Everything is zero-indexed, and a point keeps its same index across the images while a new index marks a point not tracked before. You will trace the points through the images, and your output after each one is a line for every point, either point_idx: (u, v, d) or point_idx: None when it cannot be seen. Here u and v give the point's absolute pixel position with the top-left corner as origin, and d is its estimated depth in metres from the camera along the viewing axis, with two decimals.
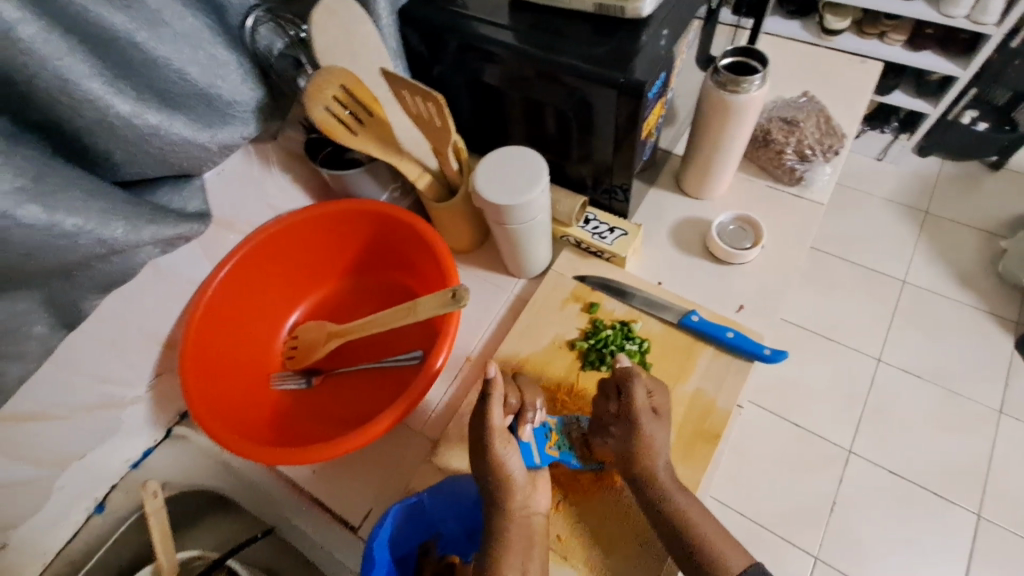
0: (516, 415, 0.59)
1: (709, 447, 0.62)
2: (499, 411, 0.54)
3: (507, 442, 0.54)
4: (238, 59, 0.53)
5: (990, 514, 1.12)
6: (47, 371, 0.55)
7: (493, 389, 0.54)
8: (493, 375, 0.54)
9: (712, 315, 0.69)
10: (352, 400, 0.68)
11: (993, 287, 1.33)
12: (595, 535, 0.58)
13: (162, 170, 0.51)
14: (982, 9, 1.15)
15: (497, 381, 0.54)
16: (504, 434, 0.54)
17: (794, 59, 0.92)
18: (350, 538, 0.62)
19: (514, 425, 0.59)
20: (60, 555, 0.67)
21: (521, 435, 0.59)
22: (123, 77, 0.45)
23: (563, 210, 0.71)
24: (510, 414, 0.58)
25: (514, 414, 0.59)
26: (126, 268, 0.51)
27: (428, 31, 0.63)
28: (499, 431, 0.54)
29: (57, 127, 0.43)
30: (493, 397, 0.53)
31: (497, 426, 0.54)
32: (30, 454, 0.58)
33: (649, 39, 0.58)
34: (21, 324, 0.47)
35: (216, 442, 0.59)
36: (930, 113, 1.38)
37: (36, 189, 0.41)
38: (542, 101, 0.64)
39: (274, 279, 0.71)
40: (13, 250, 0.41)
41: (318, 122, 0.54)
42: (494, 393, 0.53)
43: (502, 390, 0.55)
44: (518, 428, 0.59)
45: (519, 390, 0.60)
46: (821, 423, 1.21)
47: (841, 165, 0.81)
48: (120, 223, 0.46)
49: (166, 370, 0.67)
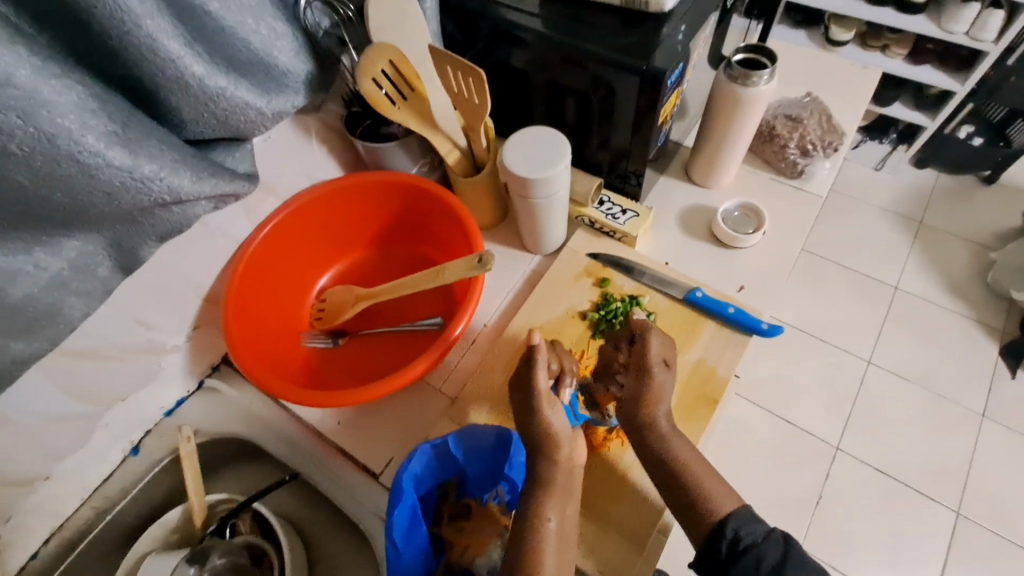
0: (556, 380, 0.62)
1: (709, 410, 0.67)
2: (542, 377, 0.58)
3: (553, 407, 0.56)
4: (293, 33, 0.58)
5: (967, 512, 1.17)
6: (104, 312, 0.60)
7: (537, 355, 0.59)
8: (538, 342, 0.59)
9: (715, 293, 0.74)
10: (375, 359, 0.73)
11: (981, 296, 1.39)
12: (601, 486, 0.64)
13: (222, 130, 0.55)
14: (981, 27, 1.21)
15: (541, 348, 0.59)
16: (549, 400, 0.56)
17: (801, 62, 0.97)
18: (373, 484, 0.66)
19: (555, 389, 0.62)
20: (97, 491, 0.72)
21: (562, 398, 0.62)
22: (199, 42, 0.49)
23: (580, 191, 0.77)
24: (552, 378, 0.62)
25: (555, 378, 0.62)
26: (183, 220, 0.56)
27: (464, 17, 0.68)
28: (545, 394, 0.57)
29: (139, 83, 0.48)
30: (538, 361, 0.58)
31: (541, 391, 0.57)
32: (81, 390, 0.62)
33: (669, 32, 0.63)
34: (88, 263, 0.51)
35: (256, 383, 0.64)
36: (925, 127, 1.44)
37: (124, 134, 0.46)
38: (566, 86, 0.69)
39: (307, 243, 0.76)
40: (98, 189, 0.46)
41: (365, 94, 0.60)
42: (539, 358, 0.58)
43: (546, 356, 0.60)
44: (558, 392, 0.62)
45: (560, 357, 0.63)
46: (811, 418, 1.26)
47: (840, 161, 0.87)
48: (188, 173, 0.51)
49: (205, 322, 0.72)
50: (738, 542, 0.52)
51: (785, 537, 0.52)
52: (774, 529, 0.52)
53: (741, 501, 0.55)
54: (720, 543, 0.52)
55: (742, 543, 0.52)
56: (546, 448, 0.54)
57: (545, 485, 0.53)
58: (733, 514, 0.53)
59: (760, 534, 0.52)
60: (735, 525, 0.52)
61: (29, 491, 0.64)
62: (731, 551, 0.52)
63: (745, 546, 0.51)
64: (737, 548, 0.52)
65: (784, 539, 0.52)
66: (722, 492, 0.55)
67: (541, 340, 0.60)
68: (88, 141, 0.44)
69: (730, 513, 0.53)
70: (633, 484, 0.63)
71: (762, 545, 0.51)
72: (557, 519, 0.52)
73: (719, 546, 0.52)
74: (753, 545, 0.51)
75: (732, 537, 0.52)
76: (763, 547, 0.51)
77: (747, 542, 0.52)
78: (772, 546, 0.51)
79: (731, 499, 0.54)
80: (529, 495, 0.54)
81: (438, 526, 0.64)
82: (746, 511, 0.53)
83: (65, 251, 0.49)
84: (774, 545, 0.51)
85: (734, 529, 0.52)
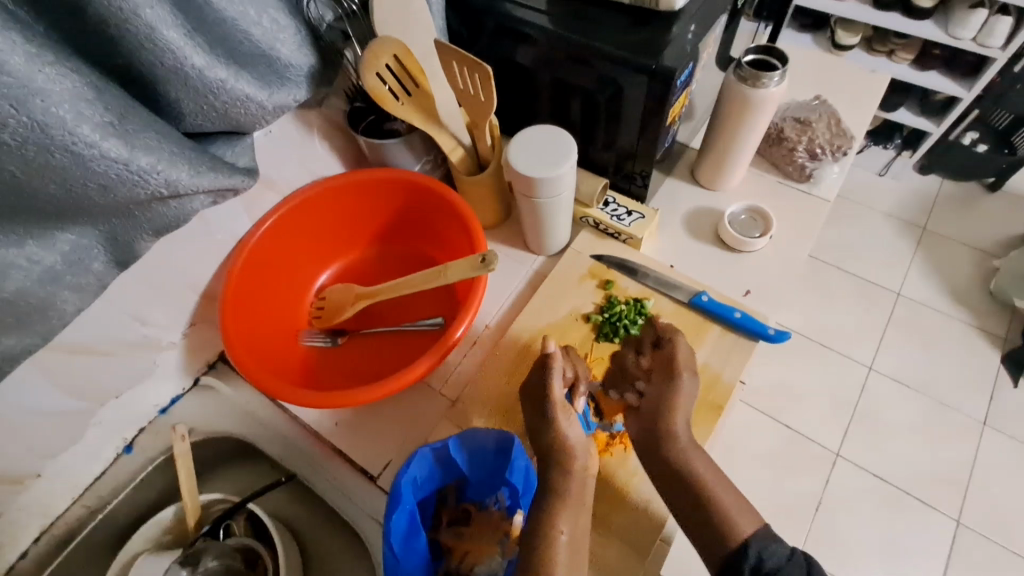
0: (571, 387, 0.63)
1: (713, 415, 0.66)
2: (558, 384, 0.58)
3: (567, 414, 0.56)
4: (296, 26, 0.56)
5: (968, 521, 1.17)
6: (99, 308, 0.59)
7: (553, 361, 0.59)
8: (553, 349, 0.60)
9: (721, 297, 0.73)
10: (374, 359, 0.71)
11: (984, 303, 1.38)
12: (601, 493, 0.62)
13: (222, 124, 0.54)
14: (988, 33, 1.21)
15: (558, 356, 0.60)
16: (563, 407, 0.57)
17: (809, 64, 0.96)
18: (370, 487, 0.65)
19: (568, 396, 0.63)
20: (89, 489, 0.70)
21: (576, 405, 0.62)
22: (199, 32, 0.48)
23: (585, 191, 0.76)
24: (567, 385, 0.62)
25: (568, 386, 0.63)
26: (181, 214, 0.54)
27: (470, 13, 0.67)
28: (559, 401, 0.57)
29: (137, 73, 0.47)
30: (554, 367, 0.58)
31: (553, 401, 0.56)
32: (73, 387, 0.61)
33: (678, 31, 0.62)
34: (83, 257, 0.50)
35: (253, 382, 0.63)
36: (932, 131, 1.44)
37: (121, 126, 0.45)
38: (573, 85, 0.68)
39: (307, 240, 0.75)
40: (93, 181, 0.45)
41: (369, 88, 0.58)
42: (553, 364, 0.59)
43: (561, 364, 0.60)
44: (571, 400, 0.62)
45: (574, 364, 0.64)
46: (811, 425, 1.25)
47: (848, 165, 0.86)
48: (186, 167, 0.50)
49: (201, 319, 0.71)
50: (761, 566, 0.47)
51: (807, 559, 0.48)
52: (795, 550, 0.48)
53: (760, 521, 0.51)
54: (743, 567, 0.47)
55: (766, 567, 0.47)
56: (553, 457, 0.54)
57: (552, 496, 0.52)
58: (754, 536, 0.49)
59: (782, 558, 0.47)
60: (757, 549, 0.48)
61: (19, 489, 0.63)
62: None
63: (768, 571, 0.47)
64: (761, 571, 0.47)
65: (807, 562, 0.47)
66: (740, 512, 0.51)
67: (556, 347, 0.61)
68: (84, 132, 0.42)
69: (751, 535, 0.49)
70: (636, 493, 0.62)
71: (787, 568, 0.46)
72: (569, 530, 0.51)
73: (743, 571, 0.47)
74: (777, 570, 0.46)
75: (754, 560, 0.47)
76: (788, 569, 0.46)
77: (771, 565, 0.47)
78: (797, 568, 0.46)
79: (749, 519, 0.50)
80: (534, 503, 0.53)
81: (436, 531, 0.63)
82: (766, 531, 0.49)
83: (58, 245, 0.48)
84: (798, 568, 0.47)
85: (757, 552, 0.48)
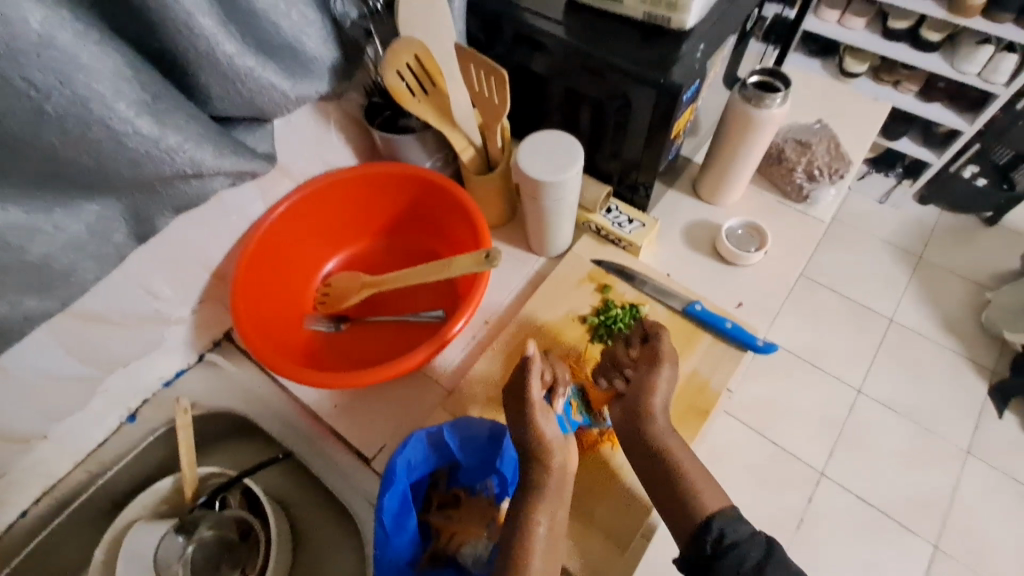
0: (550, 389, 0.64)
1: (699, 420, 0.68)
2: (536, 387, 0.59)
3: (545, 414, 0.58)
4: (322, 21, 0.59)
5: (946, 546, 1.19)
6: (116, 280, 0.61)
7: (530, 364, 0.59)
8: (532, 352, 0.60)
9: (714, 307, 0.75)
10: (375, 346, 0.74)
11: (975, 334, 1.40)
12: (594, 490, 0.65)
13: (247, 110, 0.57)
14: (993, 69, 1.24)
15: (536, 358, 0.60)
16: (542, 407, 0.58)
17: (815, 89, 0.99)
18: (365, 470, 0.67)
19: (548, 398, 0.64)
20: (92, 455, 0.72)
21: (555, 407, 0.63)
22: (232, 22, 0.51)
23: (589, 197, 0.79)
24: (546, 389, 0.64)
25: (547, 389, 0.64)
26: (200, 194, 0.57)
27: (488, 19, 0.70)
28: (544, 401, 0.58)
29: (171, 57, 0.49)
30: (531, 371, 0.59)
31: (534, 402, 0.58)
32: (86, 354, 0.63)
33: (688, 49, 0.64)
34: (106, 229, 0.52)
35: (257, 358, 0.65)
36: (932, 162, 1.50)
37: (154, 105, 0.47)
38: (582, 94, 0.71)
39: (318, 227, 0.77)
40: (123, 157, 0.47)
41: (390, 87, 0.62)
42: (531, 367, 0.59)
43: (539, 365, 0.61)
44: (550, 401, 0.64)
45: (554, 367, 0.65)
46: (798, 443, 1.27)
47: (846, 188, 0.88)
48: (210, 149, 0.53)
49: (210, 297, 0.73)
50: (723, 539, 0.54)
51: (767, 539, 0.54)
52: (756, 531, 0.55)
53: (725, 502, 0.57)
54: (705, 540, 0.55)
55: (726, 540, 0.54)
56: (544, 448, 0.56)
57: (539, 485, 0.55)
58: (718, 514, 0.56)
59: (743, 533, 0.54)
60: (720, 525, 0.55)
61: (25, 449, 0.65)
62: (714, 549, 0.54)
63: (728, 543, 0.54)
64: (720, 546, 0.54)
65: (767, 541, 0.54)
66: None
67: (534, 349, 0.61)
68: (121, 109, 0.45)
69: (715, 513, 0.56)
70: (620, 489, 0.65)
71: (745, 543, 0.53)
72: (546, 522, 0.54)
73: (704, 543, 0.55)
74: (736, 544, 0.53)
75: (716, 535, 0.55)
76: (746, 545, 0.53)
77: (729, 540, 0.54)
78: (754, 545, 0.53)
79: (714, 500, 0.57)
80: (523, 490, 0.55)
81: (426, 513, 0.65)
82: (730, 512, 0.56)
83: (84, 215, 0.50)
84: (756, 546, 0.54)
85: (718, 528, 0.55)
